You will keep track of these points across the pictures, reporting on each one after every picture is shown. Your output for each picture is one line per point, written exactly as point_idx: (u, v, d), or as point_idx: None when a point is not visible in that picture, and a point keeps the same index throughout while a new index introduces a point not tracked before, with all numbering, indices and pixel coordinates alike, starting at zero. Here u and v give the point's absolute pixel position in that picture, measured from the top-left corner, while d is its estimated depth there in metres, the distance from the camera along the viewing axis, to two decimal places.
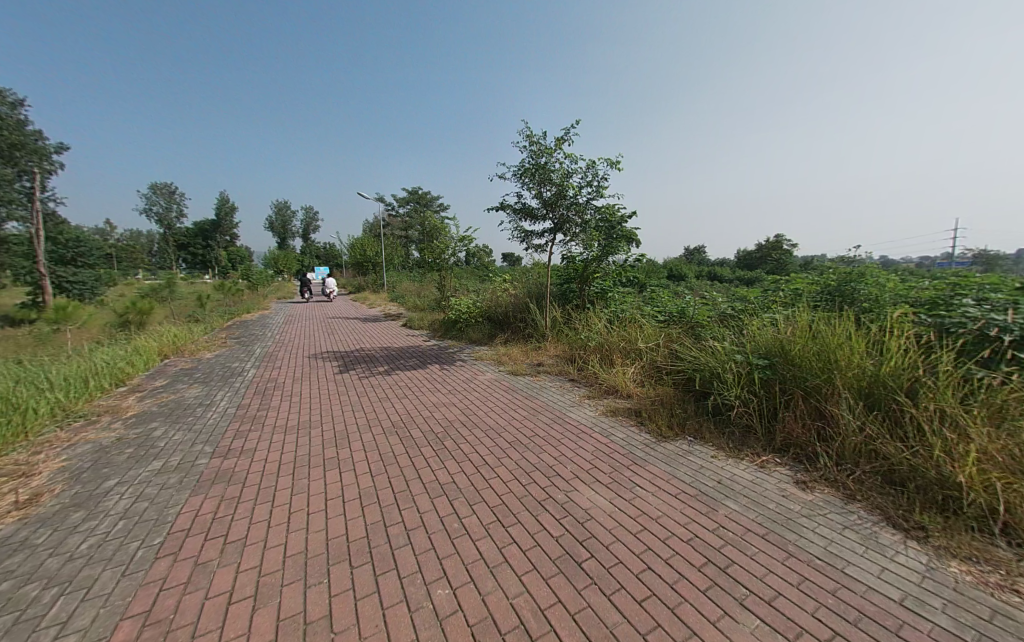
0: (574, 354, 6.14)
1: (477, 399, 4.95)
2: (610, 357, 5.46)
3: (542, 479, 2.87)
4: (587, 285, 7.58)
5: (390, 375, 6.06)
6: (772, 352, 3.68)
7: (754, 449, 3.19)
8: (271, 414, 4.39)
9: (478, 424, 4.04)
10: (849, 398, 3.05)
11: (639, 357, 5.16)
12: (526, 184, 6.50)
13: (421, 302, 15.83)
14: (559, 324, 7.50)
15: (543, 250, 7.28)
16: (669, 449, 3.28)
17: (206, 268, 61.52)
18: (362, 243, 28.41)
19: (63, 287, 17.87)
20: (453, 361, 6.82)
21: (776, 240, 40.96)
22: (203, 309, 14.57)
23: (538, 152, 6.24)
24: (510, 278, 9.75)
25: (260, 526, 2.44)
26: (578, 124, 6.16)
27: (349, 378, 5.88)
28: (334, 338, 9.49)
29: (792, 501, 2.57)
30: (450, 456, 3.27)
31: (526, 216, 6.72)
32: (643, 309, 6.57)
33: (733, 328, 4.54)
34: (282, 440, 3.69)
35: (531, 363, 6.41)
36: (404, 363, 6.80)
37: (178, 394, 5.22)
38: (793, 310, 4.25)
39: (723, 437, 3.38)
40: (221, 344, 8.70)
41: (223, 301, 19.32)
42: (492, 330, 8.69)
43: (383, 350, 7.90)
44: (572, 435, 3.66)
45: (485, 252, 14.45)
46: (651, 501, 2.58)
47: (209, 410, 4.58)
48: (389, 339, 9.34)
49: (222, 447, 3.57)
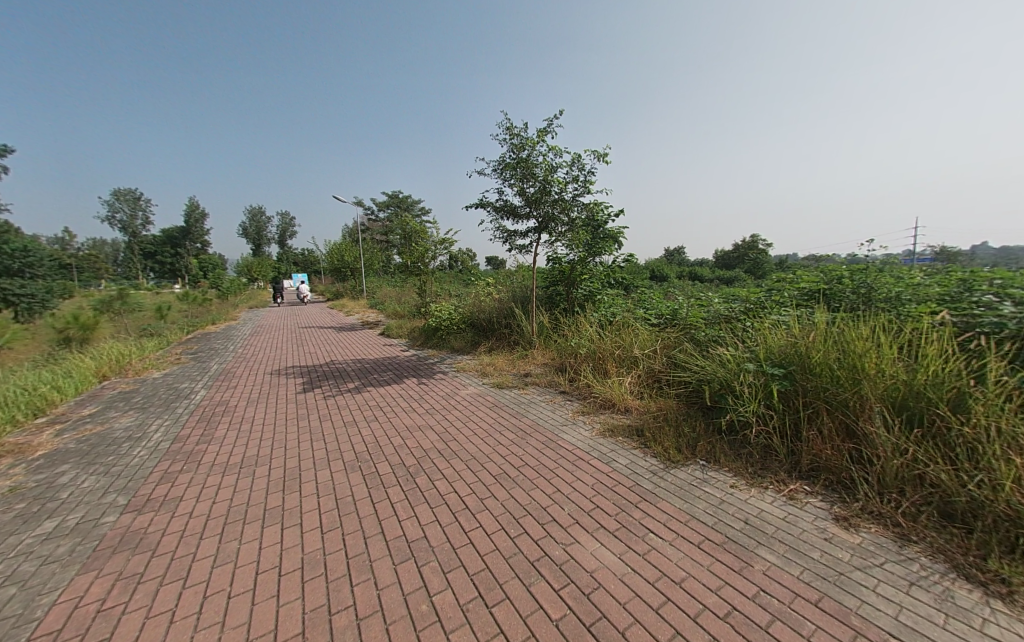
0: (565, 363, 5.64)
1: (460, 417, 4.35)
2: (604, 366, 4.99)
3: (535, 528, 2.31)
4: (574, 287, 7.15)
5: (360, 392, 5.42)
6: (788, 358, 3.24)
7: (779, 475, 2.74)
8: (212, 449, 3.71)
9: (459, 450, 3.45)
10: (883, 412, 2.63)
11: (635, 365, 4.69)
12: (507, 179, 5.98)
13: (401, 308, 15.15)
14: (546, 329, 7.00)
15: (528, 251, 6.78)
16: (681, 478, 2.79)
17: (174, 277, 58.80)
18: (339, 249, 27.45)
19: (6, 301, 16.24)
20: (433, 374, 6.22)
21: (753, 240, 41.85)
22: (163, 322, 13.48)
23: (520, 144, 5.74)
24: (493, 282, 9.22)
25: (160, 621, 1.81)
26: (562, 114, 5.67)
27: (314, 397, 5.23)
28: (304, 351, 8.73)
29: (839, 547, 2.11)
30: (422, 498, 2.68)
31: (508, 215, 6.21)
32: (635, 312, 6.16)
33: (738, 329, 4.12)
34: (219, 484, 3.04)
35: (517, 373, 5.90)
36: (378, 377, 6.17)
37: (106, 425, 4.45)
38: (803, 309, 3.87)
39: (741, 460, 2.92)
40: (174, 362, 7.84)
41: (189, 312, 18.16)
42: (476, 337, 8.13)
43: (356, 363, 7.24)
44: (568, 462, 3.12)
45: (467, 255, 13.88)
46: (671, 555, 2.07)
47: (137, 445, 3.86)
48: (365, 350, 8.66)
49: (140, 497, 2.89)
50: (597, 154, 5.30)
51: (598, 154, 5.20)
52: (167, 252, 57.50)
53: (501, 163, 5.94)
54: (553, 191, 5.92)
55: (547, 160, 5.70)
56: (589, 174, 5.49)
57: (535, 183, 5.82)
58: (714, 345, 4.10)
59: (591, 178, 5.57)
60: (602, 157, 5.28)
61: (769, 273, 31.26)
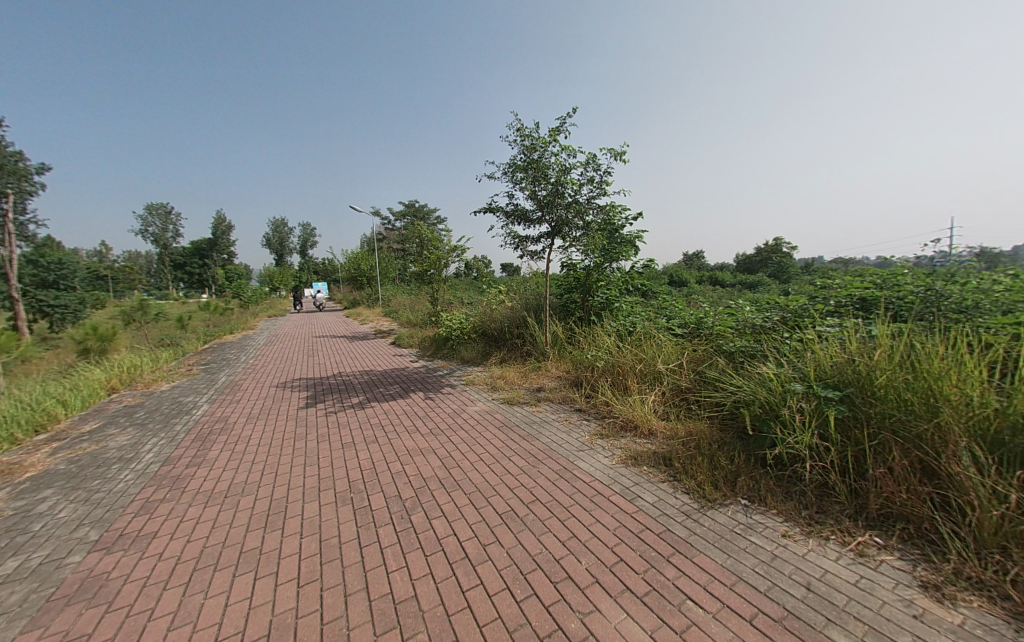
0: (581, 377, 5.24)
1: (465, 438, 3.97)
2: (624, 381, 4.57)
3: (546, 589, 1.92)
4: (590, 295, 6.80)
5: (364, 407, 5.14)
6: (844, 379, 2.76)
7: (841, 523, 2.26)
8: (201, 473, 3.47)
9: (463, 479, 3.08)
10: (973, 449, 2.14)
11: (659, 381, 4.27)
12: (518, 182, 5.66)
13: (414, 316, 15.01)
14: (561, 340, 6.61)
15: (541, 257, 6.43)
16: (720, 523, 2.35)
17: (201, 287, 61.03)
18: (356, 258, 27.79)
19: (43, 311, 16.91)
20: (441, 388, 5.90)
21: (777, 243, 40.39)
22: (183, 333, 13.72)
23: (531, 145, 5.43)
24: (506, 291, 8.91)
25: None
26: (575, 111, 5.32)
27: (316, 413, 4.98)
28: (313, 362, 8.59)
29: (936, 627, 1.63)
30: (416, 543, 2.32)
31: (519, 219, 5.89)
32: (656, 321, 5.72)
33: (778, 342, 3.66)
34: (198, 518, 2.77)
35: (529, 388, 5.53)
36: (384, 391, 5.89)
37: (101, 443, 4.29)
38: (854, 320, 3.39)
39: (792, 503, 2.45)
40: (185, 373, 7.78)
41: (210, 321, 18.55)
42: (487, 347, 7.80)
43: (364, 375, 7.02)
44: (585, 497, 2.71)
45: (481, 263, 13.66)
46: (715, 633, 1.64)
47: (126, 468, 3.66)
48: (374, 361, 8.44)
49: (112, 532, 2.65)
50: (615, 152, 4.92)
51: (615, 152, 4.81)
52: (195, 264, 59.78)
53: (512, 165, 5.63)
54: (567, 193, 5.57)
55: (560, 161, 5.36)
56: (605, 174, 5.12)
57: (548, 185, 5.47)
58: (752, 362, 3.63)
59: (607, 179, 5.19)
60: (620, 156, 4.90)
61: (795, 278, 30.00)
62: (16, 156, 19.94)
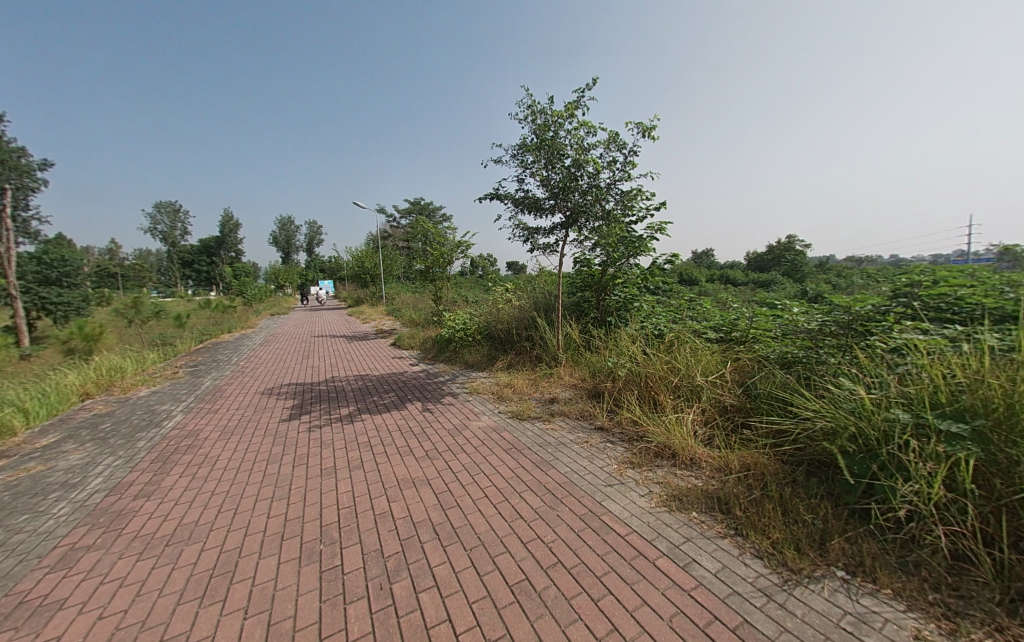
0: (600, 387, 4.59)
1: (466, 462, 3.33)
2: (653, 395, 3.93)
3: None
4: (605, 294, 6.18)
5: (354, 420, 4.54)
6: (969, 408, 2.09)
7: (997, 621, 1.58)
8: (147, 508, 2.86)
9: (463, 524, 2.44)
10: None
11: (696, 397, 3.64)
12: (529, 165, 4.99)
13: (417, 315, 14.48)
14: (574, 343, 5.96)
15: (553, 251, 5.75)
16: (819, 614, 1.68)
17: (209, 284, 61.36)
18: (360, 255, 27.34)
19: (45, 308, 16.57)
20: (441, 396, 5.28)
21: (789, 241, 39.36)
22: (179, 332, 13.27)
23: (544, 121, 4.75)
24: (513, 289, 8.28)
25: None
26: (596, 83, 4.62)
27: (299, 426, 4.40)
28: (306, 364, 8.01)
29: None
30: (396, 634, 1.69)
31: (530, 208, 5.22)
32: (683, 324, 5.09)
33: (851, 355, 3.02)
34: (124, 578, 2.16)
35: (540, 398, 4.91)
36: (378, 399, 5.29)
37: (49, 463, 3.72)
38: (950, 331, 2.74)
39: (917, 583, 1.78)
40: (169, 376, 7.23)
41: (209, 319, 18.13)
42: (493, 349, 7.17)
43: (358, 380, 6.44)
44: (623, 559, 2.05)
45: (486, 260, 13.07)
46: None
47: (65, 498, 3.07)
48: (371, 364, 7.87)
49: (11, 598, 2.05)
50: (643, 127, 4.22)
51: (644, 126, 4.11)
52: (203, 261, 59.95)
53: (522, 146, 4.97)
54: (585, 177, 4.88)
55: (577, 140, 4.68)
56: (630, 153, 4.43)
57: (563, 168, 4.80)
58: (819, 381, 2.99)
59: (633, 159, 4.49)
60: (649, 131, 4.21)
61: (810, 276, 29.04)
62: (19, 151, 19.68)
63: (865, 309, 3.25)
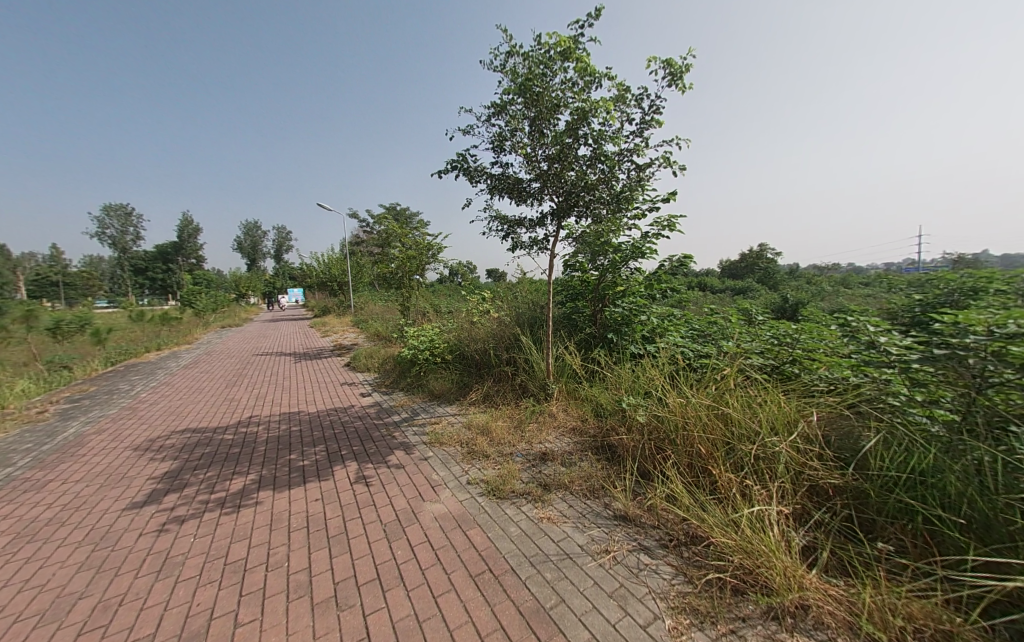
0: (611, 439, 3.27)
1: (401, 609, 1.85)
2: (697, 459, 2.62)
3: None
4: (605, 306, 4.93)
5: (244, 498, 2.97)
6: None
7: None
8: None
9: None
10: None
11: (771, 468, 2.36)
12: (510, 130, 3.65)
13: (383, 327, 12.89)
14: (568, 369, 4.66)
15: (541, 249, 4.40)
16: None
17: (164, 292, 57.03)
18: (328, 261, 25.40)
19: None
20: (388, 449, 3.78)
21: (763, 250, 39.93)
22: (96, 352, 11.11)
23: (532, 65, 3.40)
24: (490, 300, 6.89)
25: None
26: (601, 12, 3.35)
27: (150, 519, 2.79)
28: (226, 395, 6.26)
29: None
30: None
31: (509, 190, 3.88)
32: (713, 348, 3.87)
33: (1014, 407, 1.86)
34: None
35: (526, 450, 3.54)
36: (297, 457, 3.70)
37: None
38: None
39: None
40: (26, 420, 5.34)
41: (144, 333, 15.80)
42: (465, 374, 5.75)
43: (285, 420, 4.85)
44: None
45: (464, 266, 11.65)
46: None
47: None
48: (314, 393, 6.27)
49: None
50: (671, 69, 2.96)
51: (676, 63, 2.84)
52: (158, 268, 55.34)
53: (501, 102, 3.63)
54: (585, 146, 3.56)
55: (578, 90, 3.35)
56: (650, 112, 3.16)
57: (557, 134, 3.48)
58: (997, 466, 1.80)
59: (652, 122, 3.23)
60: (679, 77, 2.96)
61: (785, 286, 29.18)
62: None
63: (1011, 331, 1.89)
